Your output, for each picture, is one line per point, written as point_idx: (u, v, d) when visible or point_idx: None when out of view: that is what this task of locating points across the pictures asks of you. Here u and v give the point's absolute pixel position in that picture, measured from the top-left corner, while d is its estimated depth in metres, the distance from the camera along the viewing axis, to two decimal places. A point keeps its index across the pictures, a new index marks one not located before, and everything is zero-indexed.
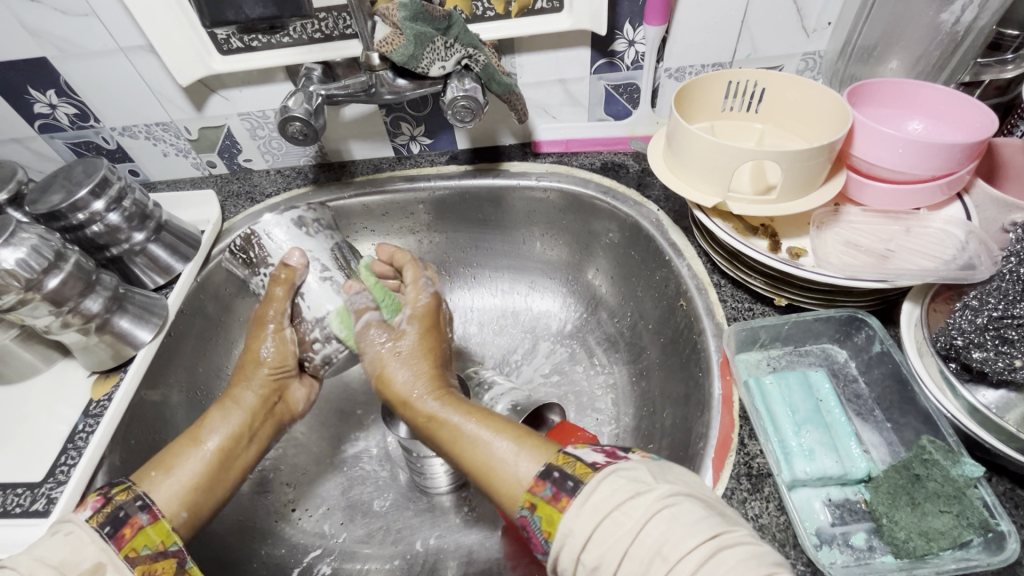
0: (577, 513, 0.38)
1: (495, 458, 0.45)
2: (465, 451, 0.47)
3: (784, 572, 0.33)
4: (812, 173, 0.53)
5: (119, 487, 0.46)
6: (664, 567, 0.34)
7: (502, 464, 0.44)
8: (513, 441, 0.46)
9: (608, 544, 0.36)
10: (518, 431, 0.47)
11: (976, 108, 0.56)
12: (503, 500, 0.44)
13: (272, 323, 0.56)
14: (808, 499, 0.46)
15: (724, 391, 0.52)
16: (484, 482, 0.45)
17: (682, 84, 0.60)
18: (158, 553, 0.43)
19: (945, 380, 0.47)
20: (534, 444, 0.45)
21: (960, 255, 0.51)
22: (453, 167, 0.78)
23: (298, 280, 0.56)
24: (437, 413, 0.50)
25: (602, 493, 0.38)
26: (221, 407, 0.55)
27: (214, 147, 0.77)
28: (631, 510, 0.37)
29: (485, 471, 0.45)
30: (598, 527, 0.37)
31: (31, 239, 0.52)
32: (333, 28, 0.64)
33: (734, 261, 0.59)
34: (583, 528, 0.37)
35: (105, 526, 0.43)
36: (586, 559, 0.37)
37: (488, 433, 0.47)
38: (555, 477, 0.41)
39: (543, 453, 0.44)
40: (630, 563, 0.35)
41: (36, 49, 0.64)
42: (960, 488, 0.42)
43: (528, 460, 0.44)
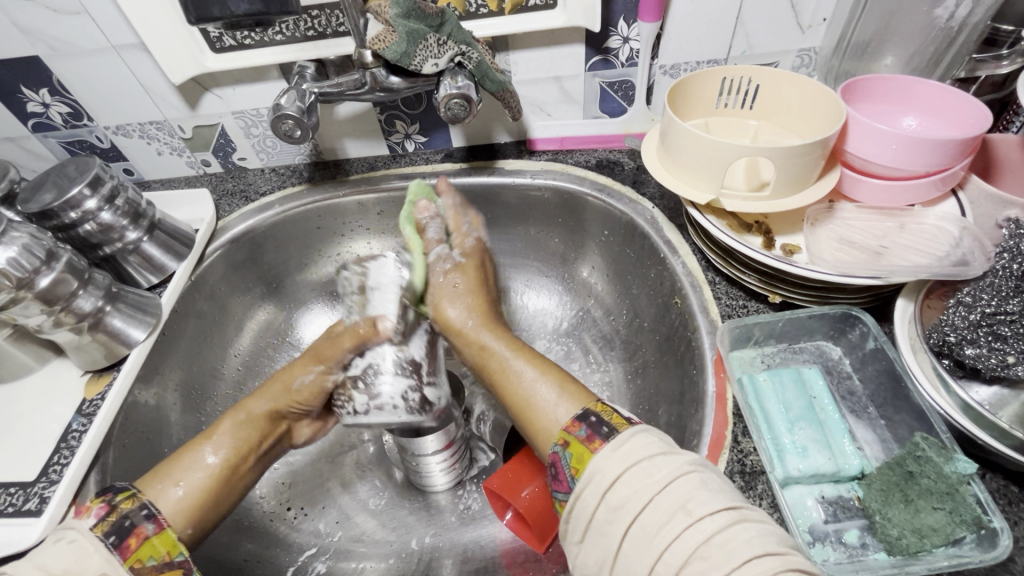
0: (610, 454, 0.40)
1: (536, 398, 0.48)
2: (514, 387, 0.50)
3: (795, 555, 0.34)
4: (807, 169, 0.52)
5: (124, 494, 0.45)
6: (686, 521, 0.35)
7: (543, 406, 0.47)
8: (554, 386, 0.48)
9: (635, 488, 0.37)
10: (562, 377, 0.49)
11: (970, 103, 0.56)
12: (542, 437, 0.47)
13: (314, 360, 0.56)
14: (800, 496, 0.46)
15: (718, 387, 0.52)
16: (526, 417, 0.48)
17: (675, 80, 0.60)
18: (162, 564, 0.42)
19: (939, 376, 0.47)
20: (577, 392, 0.48)
21: (953, 251, 0.51)
22: (448, 165, 0.77)
23: (372, 341, 0.54)
24: (490, 346, 0.53)
25: (634, 444, 0.40)
26: (232, 418, 0.55)
27: (208, 145, 0.77)
28: (661, 465, 0.38)
29: (526, 406, 0.48)
30: (627, 471, 0.38)
31: (21, 238, 0.52)
32: (326, 25, 0.63)
33: (729, 259, 0.59)
34: (614, 468, 0.39)
35: (110, 535, 0.42)
36: (611, 498, 0.38)
37: (532, 373, 0.50)
38: (592, 421, 0.43)
39: (584, 403, 0.46)
40: (652, 512, 0.36)
41: (29, 47, 0.64)
42: (953, 485, 0.41)
43: (567, 402, 0.47)
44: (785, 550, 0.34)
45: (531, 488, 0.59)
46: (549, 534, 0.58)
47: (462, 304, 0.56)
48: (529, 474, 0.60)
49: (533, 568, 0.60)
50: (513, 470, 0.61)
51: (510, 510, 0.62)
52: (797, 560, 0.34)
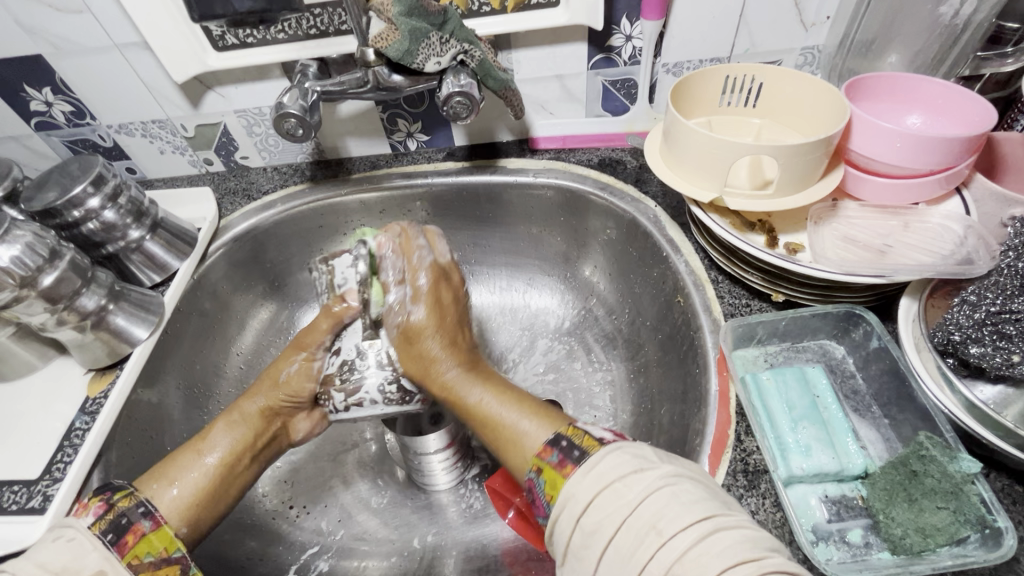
0: (582, 479, 0.39)
1: (507, 429, 0.46)
2: (484, 426, 0.48)
3: (772, 559, 0.33)
4: (812, 166, 0.52)
5: (121, 493, 0.45)
6: (658, 541, 0.35)
7: (516, 433, 0.46)
8: (522, 411, 0.47)
9: (606, 512, 0.37)
10: (537, 405, 0.48)
11: (976, 102, 0.55)
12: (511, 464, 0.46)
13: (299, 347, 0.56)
14: (804, 495, 0.46)
15: (722, 386, 0.52)
16: (499, 450, 0.47)
17: (679, 79, 0.60)
18: (161, 559, 0.43)
19: (943, 375, 0.46)
20: (550, 416, 0.47)
21: (958, 250, 0.51)
22: (450, 164, 0.77)
23: (348, 318, 0.56)
24: (463, 392, 0.50)
25: (605, 465, 0.39)
26: (227, 420, 0.54)
27: (210, 144, 0.77)
28: (633, 484, 0.38)
29: (498, 433, 0.47)
30: (598, 496, 0.38)
31: (25, 237, 0.52)
32: (328, 24, 0.63)
33: (732, 257, 0.59)
34: (585, 493, 0.38)
35: (107, 533, 0.42)
36: (585, 523, 0.38)
37: (501, 407, 0.48)
38: (563, 445, 0.42)
39: (557, 424, 0.45)
40: (625, 534, 0.36)
41: (31, 46, 0.64)
42: (957, 484, 0.41)
43: (539, 425, 0.45)
44: (761, 555, 0.33)
45: None
46: None
47: (441, 338, 0.52)
48: None
49: (536, 567, 0.59)
50: (516, 467, 0.61)
51: (511, 509, 0.60)
52: (771, 562, 0.33)
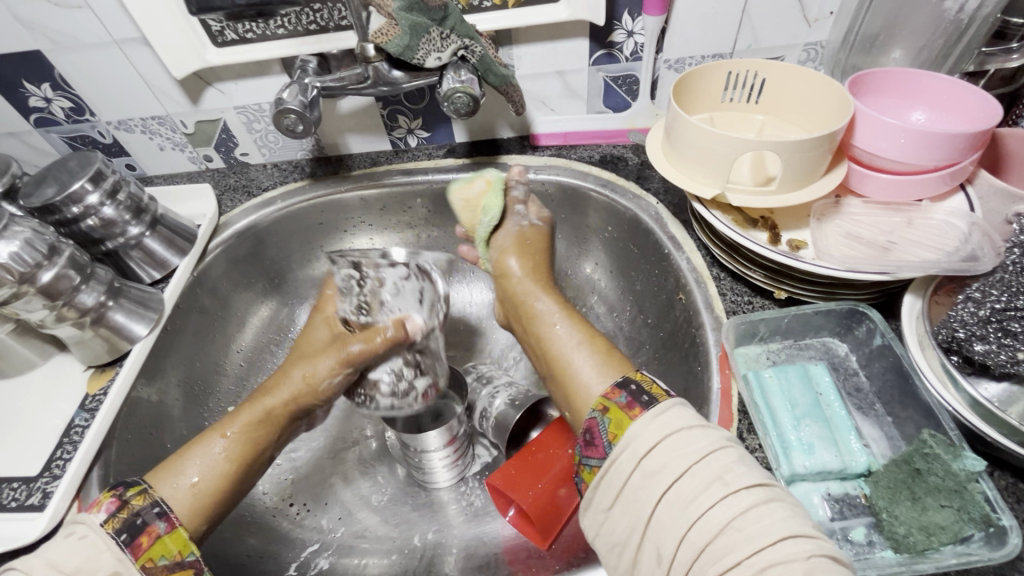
0: (649, 421, 0.40)
1: (575, 365, 0.48)
2: (552, 355, 0.51)
3: (825, 539, 0.34)
4: (814, 163, 0.52)
5: (135, 489, 0.45)
6: (722, 492, 0.36)
7: (578, 372, 0.48)
8: (591, 353, 0.49)
9: (673, 455, 0.38)
10: (604, 344, 0.50)
11: (981, 97, 0.55)
12: (568, 395, 0.48)
13: (342, 355, 0.52)
14: (806, 493, 0.46)
15: (723, 384, 0.52)
16: (562, 385, 0.49)
17: (681, 74, 0.59)
18: (174, 563, 0.42)
19: (947, 372, 0.46)
20: (615, 360, 0.48)
21: (962, 247, 0.51)
22: (451, 160, 0.77)
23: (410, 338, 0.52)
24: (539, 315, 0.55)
25: (672, 415, 0.40)
26: (249, 408, 0.53)
27: (210, 140, 0.76)
28: (699, 437, 0.39)
29: (562, 367, 0.49)
30: (666, 438, 0.39)
31: (24, 232, 0.51)
32: (328, 19, 0.63)
33: (734, 254, 0.58)
34: (652, 436, 0.39)
35: (121, 532, 0.42)
36: (647, 465, 0.38)
37: (575, 342, 0.50)
38: (632, 389, 0.43)
39: (621, 370, 0.47)
40: (688, 481, 0.37)
41: (30, 41, 0.64)
42: (961, 482, 0.41)
43: (606, 371, 0.47)
44: (816, 531, 0.34)
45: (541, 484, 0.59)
46: (552, 531, 0.58)
47: (526, 264, 0.60)
48: (534, 471, 0.60)
49: (538, 564, 0.58)
50: (518, 466, 0.61)
51: (512, 508, 0.62)
52: (828, 546, 0.34)
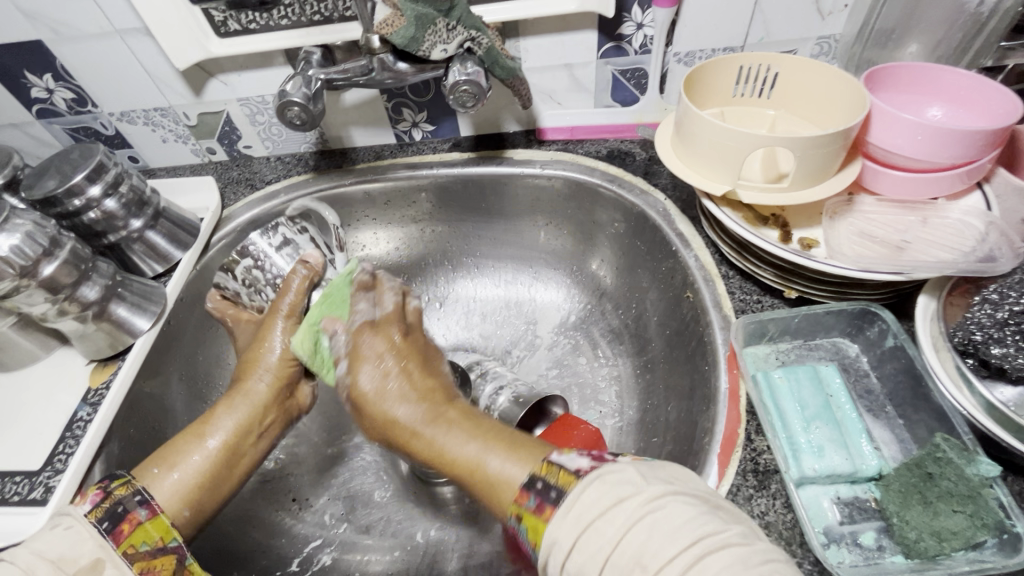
0: (562, 522, 0.35)
1: (478, 466, 0.41)
2: (456, 470, 0.42)
3: (776, 570, 0.32)
4: (827, 160, 0.51)
5: (119, 480, 0.45)
6: None
7: (488, 477, 0.40)
8: (494, 447, 0.41)
9: (589, 554, 0.34)
10: (510, 437, 0.42)
11: (1001, 94, 0.53)
12: (488, 505, 0.40)
13: (280, 317, 0.53)
14: (816, 497, 0.45)
15: (731, 384, 0.51)
16: (470, 491, 0.42)
17: (692, 67, 0.58)
18: (156, 549, 0.42)
19: (961, 375, 0.45)
20: (525, 445, 0.41)
21: (979, 247, 0.50)
22: (456, 154, 0.76)
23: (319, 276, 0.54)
24: (424, 432, 0.44)
25: (584, 503, 0.35)
26: (228, 402, 0.52)
27: (213, 133, 0.76)
28: (614, 520, 0.34)
29: (470, 480, 0.41)
30: (581, 536, 0.34)
31: (24, 225, 0.51)
32: (332, 10, 0.62)
33: (744, 252, 0.57)
34: (568, 538, 0.34)
35: (103, 520, 0.41)
36: (570, 569, 0.34)
37: (476, 444, 0.42)
38: (539, 487, 0.37)
39: (532, 457, 0.40)
40: (610, 574, 0.33)
41: (32, 31, 0.63)
42: (975, 488, 0.41)
43: (518, 457, 0.40)
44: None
45: None
46: None
47: (407, 398, 0.46)
48: None
49: None
50: None
51: None
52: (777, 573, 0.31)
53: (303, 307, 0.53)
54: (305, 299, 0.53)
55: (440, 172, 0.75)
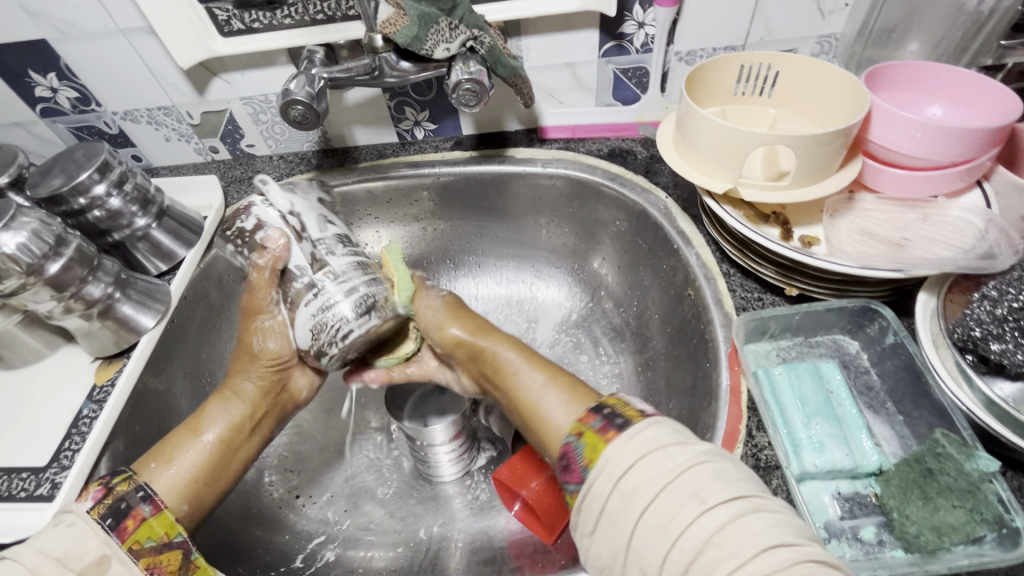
0: (623, 445, 0.38)
1: (542, 404, 0.47)
2: (511, 388, 0.51)
3: (812, 547, 0.32)
4: (828, 158, 0.51)
5: (120, 477, 0.45)
6: (699, 509, 0.33)
7: (548, 411, 0.46)
8: (558, 390, 0.48)
9: (647, 475, 0.36)
10: (568, 381, 0.49)
11: (999, 91, 0.54)
12: (548, 442, 0.45)
13: (266, 309, 0.51)
14: (816, 492, 0.46)
15: (733, 380, 0.51)
16: (532, 425, 0.48)
17: (693, 66, 0.58)
18: (162, 545, 0.42)
19: (961, 372, 0.45)
20: (580, 393, 0.47)
21: (979, 245, 0.50)
22: (458, 153, 0.77)
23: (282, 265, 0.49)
24: (480, 348, 0.56)
25: (648, 435, 0.38)
26: (220, 398, 0.54)
27: (216, 131, 0.76)
28: (674, 454, 0.37)
29: (532, 412, 0.48)
30: (640, 460, 0.37)
31: (31, 223, 0.51)
32: (335, 8, 0.62)
33: (745, 250, 0.58)
34: (626, 459, 0.37)
35: (106, 518, 0.42)
36: (624, 487, 0.36)
37: (528, 369, 0.51)
38: (605, 413, 0.42)
39: (586, 401, 0.46)
40: (665, 500, 0.35)
41: (36, 30, 0.63)
42: (974, 483, 0.41)
43: (575, 404, 0.46)
44: (800, 541, 0.32)
45: (541, 479, 0.58)
46: (558, 526, 0.57)
47: (465, 325, 0.58)
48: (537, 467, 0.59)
49: (543, 559, 0.58)
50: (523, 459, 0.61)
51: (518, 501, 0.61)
52: (813, 550, 0.32)
53: (277, 299, 0.51)
54: (276, 290, 0.50)
55: (440, 171, 0.75)
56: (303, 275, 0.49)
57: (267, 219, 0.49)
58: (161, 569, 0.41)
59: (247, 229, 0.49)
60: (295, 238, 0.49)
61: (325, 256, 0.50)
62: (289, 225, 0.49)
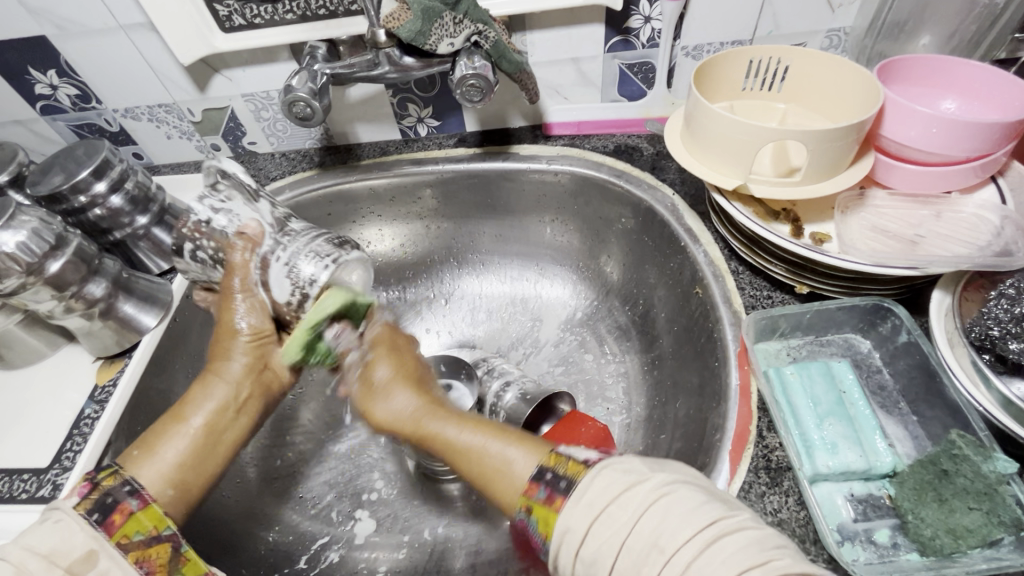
0: (574, 510, 0.36)
1: (491, 464, 0.43)
2: (462, 462, 0.45)
3: (782, 561, 0.31)
4: (841, 154, 0.50)
5: (106, 471, 0.43)
6: (661, 559, 0.33)
7: (497, 470, 0.42)
8: (506, 441, 0.44)
9: (604, 538, 0.35)
10: (516, 435, 0.44)
11: (1014, 85, 0.53)
12: (501, 505, 0.42)
13: (238, 295, 0.50)
14: (829, 494, 0.45)
15: (743, 380, 0.50)
16: (484, 488, 0.43)
17: (701, 61, 0.58)
18: (150, 538, 0.41)
19: (978, 371, 0.44)
20: (530, 441, 0.43)
21: (995, 242, 0.49)
22: (461, 150, 0.76)
23: (257, 244, 0.50)
24: (427, 426, 0.49)
25: (596, 488, 0.37)
26: (203, 382, 0.50)
27: (217, 129, 0.75)
28: (626, 505, 0.35)
29: (480, 474, 0.43)
30: (596, 521, 0.35)
31: (31, 222, 0.51)
32: (337, 3, 0.61)
33: (754, 247, 0.57)
34: (580, 523, 0.36)
35: (93, 513, 0.41)
36: (585, 554, 0.35)
37: (481, 438, 0.45)
38: (548, 478, 0.39)
39: (539, 450, 0.42)
40: (626, 556, 0.34)
41: (35, 27, 0.63)
42: (991, 484, 0.40)
43: (524, 454, 0.42)
44: (769, 559, 0.31)
45: None
46: None
47: (412, 393, 0.52)
48: None
49: None
50: None
51: None
52: (784, 565, 0.31)
53: (257, 281, 0.51)
54: (255, 272, 0.50)
55: (444, 167, 0.74)
56: (275, 248, 0.51)
57: (234, 209, 0.51)
58: (150, 563, 0.40)
59: (212, 222, 0.50)
60: (266, 222, 0.52)
61: (288, 229, 0.53)
62: (254, 211, 0.52)
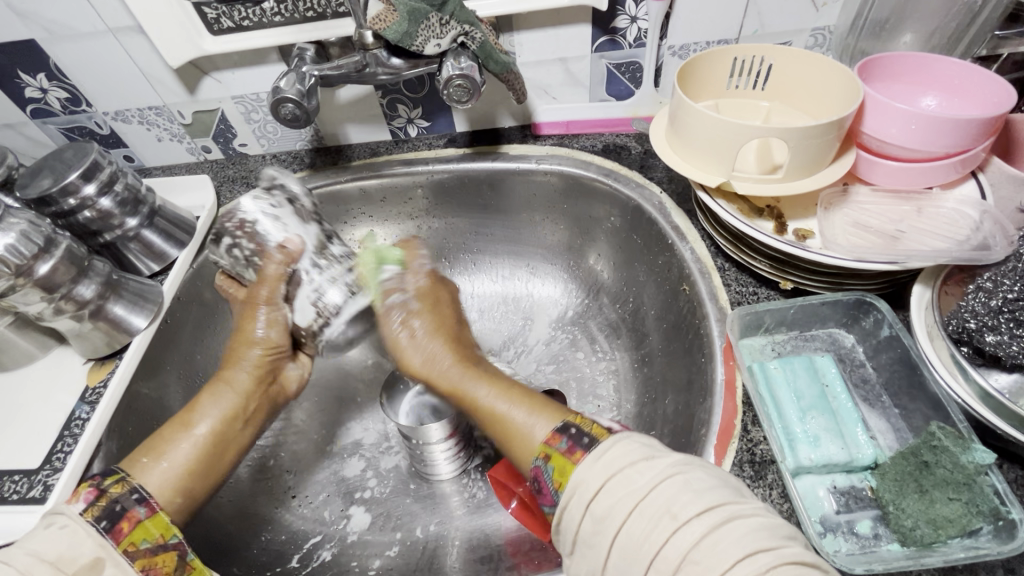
0: (593, 466, 0.38)
1: (513, 419, 0.45)
2: (487, 420, 0.47)
3: (790, 548, 0.32)
4: (821, 151, 0.51)
5: (113, 478, 0.43)
6: (672, 525, 0.34)
7: (519, 426, 0.44)
8: (530, 407, 0.46)
9: (616, 498, 0.36)
10: (543, 401, 0.46)
11: (993, 82, 0.53)
12: (517, 459, 0.44)
13: (262, 306, 0.51)
14: (812, 486, 0.45)
15: (728, 376, 0.51)
16: (505, 444, 0.46)
17: (685, 59, 0.58)
18: (157, 546, 0.41)
19: (956, 363, 0.45)
20: (550, 405, 0.46)
21: (974, 235, 0.50)
22: (451, 150, 0.76)
23: (292, 262, 0.51)
24: (460, 382, 0.50)
25: (618, 452, 0.38)
26: (211, 391, 0.51)
27: (208, 131, 0.76)
28: (644, 472, 0.36)
29: (503, 429, 0.46)
30: (609, 479, 0.37)
31: (19, 224, 0.51)
32: (325, 6, 0.61)
33: (739, 244, 0.57)
34: (595, 481, 0.37)
35: (101, 519, 0.40)
36: (596, 509, 0.36)
37: (505, 402, 0.47)
38: (572, 432, 0.41)
39: (559, 414, 0.44)
40: (637, 520, 0.35)
41: (25, 31, 0.63)
42: (970, 475, 0.40)
43: (545, 415, 0.44)
44: (776, 544, 0.32)
45: None
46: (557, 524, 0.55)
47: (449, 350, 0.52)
48: None
49: (539, 556, 0.57)
50: None
51: (514, 499, 0.58)
52: (791, 552, 0.32)
53: (283, 296, 0.52)
54: (283, 286, 0.51)
55: (436, 168, 0.75)
56: (309, 269, 0.52)
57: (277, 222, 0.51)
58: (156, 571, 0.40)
59: (257, 227, 0.51)
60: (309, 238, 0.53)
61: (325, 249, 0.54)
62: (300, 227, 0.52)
